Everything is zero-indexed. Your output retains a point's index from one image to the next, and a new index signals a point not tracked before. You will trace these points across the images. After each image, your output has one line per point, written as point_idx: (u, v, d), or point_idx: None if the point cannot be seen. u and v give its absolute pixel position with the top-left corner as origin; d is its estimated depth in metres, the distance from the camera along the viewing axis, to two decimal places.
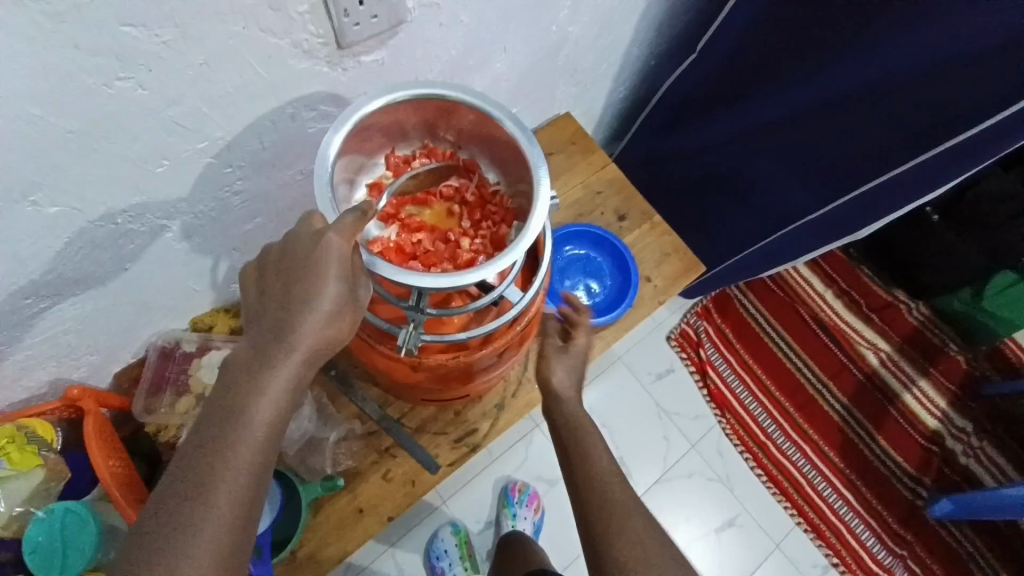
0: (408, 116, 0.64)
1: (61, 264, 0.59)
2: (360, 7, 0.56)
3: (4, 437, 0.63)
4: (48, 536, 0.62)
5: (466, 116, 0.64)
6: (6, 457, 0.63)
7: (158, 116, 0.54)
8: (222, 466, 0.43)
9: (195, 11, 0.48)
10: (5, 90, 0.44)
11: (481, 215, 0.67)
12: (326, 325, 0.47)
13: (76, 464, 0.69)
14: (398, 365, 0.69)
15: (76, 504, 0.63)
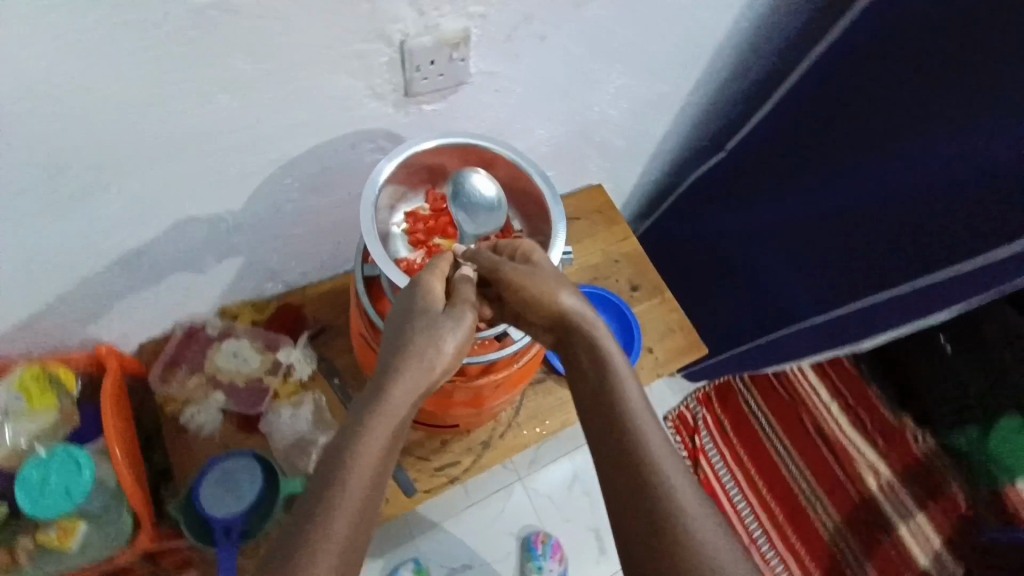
0: (451, 161, 0.71)
1: (125, 232, 0.67)
2: (430, 66, 0.65)
3: (31, 375, 0.70)
4: (43, 475, 0.64)
5: (503, 169, 0.71)
6: (29, 393, 0.70)
7: (241, 124, 0.62)
8: (359, 458, 0.44)
9: (293, 45, 0.57)
10: (125, 81, 0.53)
11: None
12: (440, 350, 0.52)
13: (86, 417, 0.74)
14: None
15: (78, 451, 0.65)
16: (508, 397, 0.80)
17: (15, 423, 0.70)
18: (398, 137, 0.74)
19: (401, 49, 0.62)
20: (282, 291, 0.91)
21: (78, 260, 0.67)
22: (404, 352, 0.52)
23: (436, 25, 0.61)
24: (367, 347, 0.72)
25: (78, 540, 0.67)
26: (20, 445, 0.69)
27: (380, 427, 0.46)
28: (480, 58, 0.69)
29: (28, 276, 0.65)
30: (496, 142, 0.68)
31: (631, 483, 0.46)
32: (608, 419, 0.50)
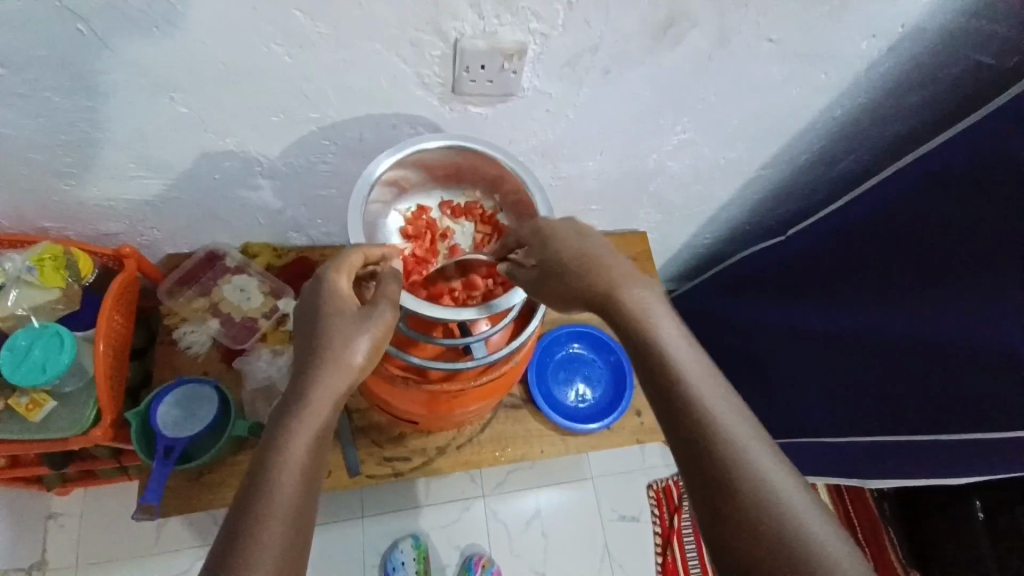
0: (468, 165, 0.70)
1: (169, 152, 0.71)
2: (481, 71, 0.65)
3: (50, 254, 0.76)
4: (30, 346, 0.72)
5: (513, 186, 0.69)
6: (41, 269, 0.76)
7: (293, 82, 0.65)
8: (279, 465, 0.49)
9: (355, 22, 0.58)
10: (193, 18, 0.56)
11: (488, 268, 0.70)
12: (355, 352, 0.56)
13: (86, 302, 0.82)
14: None
15: (64, 333, 0.73)
16: (474, 411, 0.77)
17: (22, 289, 0.77)
18: (439, 129, 0.75)
19: (455, 47, 0.62)
20: (303, 243, 0.95)
21: (122, 164, 0.72)
22: (315, 356, 0.55)
23: (494, 34, 0.62)
24: None
25: (42, 414, 0.75)
26: (22, 310, 0.77)
27: (303, 434, 0.51)
28: (535, 74, 0.68)
29: (75, 169, 0.71)
30: (511, 158, 0.66)
31: (722, 478, 0.45)
32: (662, 391, 0.48)
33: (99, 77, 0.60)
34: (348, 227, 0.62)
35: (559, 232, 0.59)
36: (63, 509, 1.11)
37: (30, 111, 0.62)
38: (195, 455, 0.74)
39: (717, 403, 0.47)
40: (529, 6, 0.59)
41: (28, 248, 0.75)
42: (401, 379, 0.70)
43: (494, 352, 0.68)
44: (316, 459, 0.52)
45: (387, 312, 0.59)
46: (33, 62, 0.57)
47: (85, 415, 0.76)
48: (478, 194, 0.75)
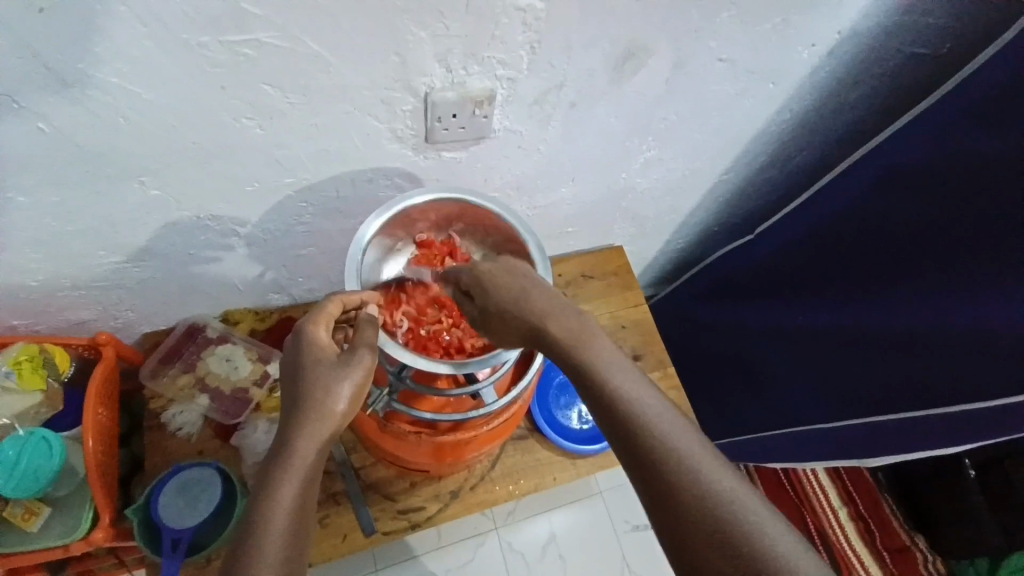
0: (453, 213, 0.71)
1: (142, 233, 0.69)
2: (452, 119, 0.66)
3: (26, 355, 0.73)
4: (16, 456, 0.70)
5: (500, 230, 0.70)
6: (19, 372, 0.73)
7: (267, 152, 0.64)
8: (262, 524, 0.48)
9: (323, 89, 0.59)
10: (156, 102, 0.55)
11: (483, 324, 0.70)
12: (336, 399, 0.55)
13: (70, 401, 0.78)
14: (368, 421, 0.71)
15: (53, 437, 0.71)
16: (485, 452, 0.77)
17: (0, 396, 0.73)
18: (416, 177, 0.75)
19: (425, 100, 0.63)
20: (286, 303, 0.93)
21: (89, 252, 0.69)
22: (298, 407, 0.54)
23: (462, 83, 0.63)
24: None
25: (41, 522, 0.72)
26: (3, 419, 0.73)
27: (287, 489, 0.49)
28: (505, 116, 0.70)
29: (42, 261, 0.68)
30: (495, 202, 0.67)
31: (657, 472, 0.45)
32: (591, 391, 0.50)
33: (62, 169, 0.58)
34: (347, 286, 0.63)
35: (496, 275, 0.58)
36: None
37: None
38: (201, 546, 0.71)
39: (688, 448, 0.46)
40: (495, 55, 0.61)
41: (11, 348, 0.73)
42: (411, 435, 0.70)
43: (502, 395, 0.69)
44: (302, 512, 0.50)
45: (365, 355, 0.58)
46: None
47: (82, 518, 0.73)
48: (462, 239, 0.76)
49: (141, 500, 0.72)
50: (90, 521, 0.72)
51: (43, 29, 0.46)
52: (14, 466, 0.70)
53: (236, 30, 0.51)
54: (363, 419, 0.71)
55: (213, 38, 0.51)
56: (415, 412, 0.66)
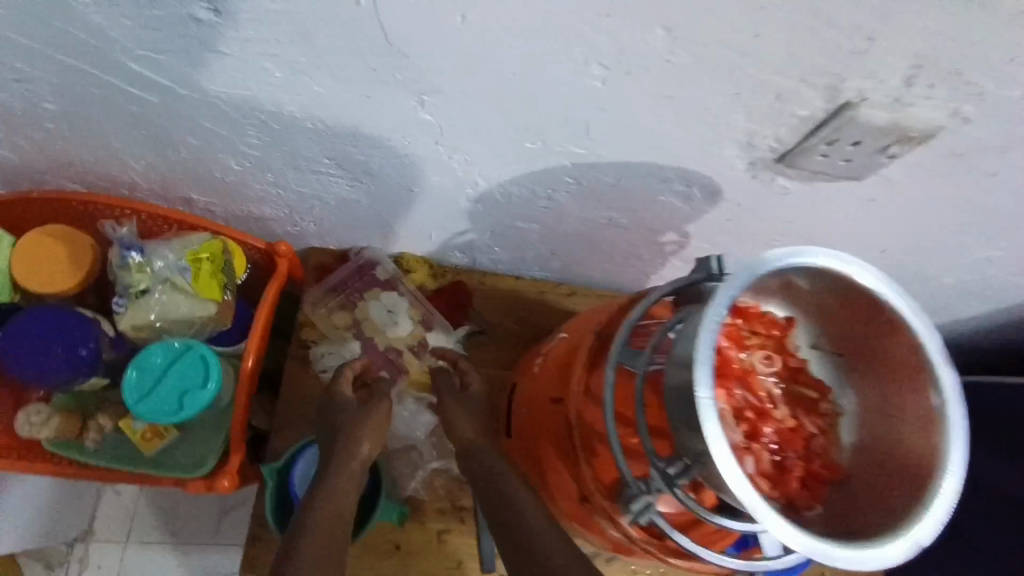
0: (838, 295, 0.42)
1: (372, 153, 0.52)
2: (848, 147, 0.45)
3: (206, 251, 0.57)
4: (162, 367, 0.53)
5: (861, 325, 0.43)
6: (195, 272, 0.57)
7: (580, 115, 0.45)
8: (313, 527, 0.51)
9: (731, 60, 0.38)
10: (497, 17, 0.36)
11: (785, 451, 0.42)
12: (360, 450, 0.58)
13: (237, 318, 0.61)
14: (568, 484, 0.54)
15: (210, 357, 0.54)
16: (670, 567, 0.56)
17: (166, 295, 0.57)
18: (717, 193, 0.55)
19: (838, 111, 0.42)
20: (461, 266, 0.79)
21: (313, 156, 0.53)
22: (343, 441, 0.58)
23: (905, 107, 0.41)
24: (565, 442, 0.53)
25: (161, 446, 0.58)
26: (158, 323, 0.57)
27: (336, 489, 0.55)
28: (905, 164, 0.47)
29: (252, 149, 0.53)
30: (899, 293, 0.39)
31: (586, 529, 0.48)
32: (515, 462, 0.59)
33: (323, 56, 0.40)
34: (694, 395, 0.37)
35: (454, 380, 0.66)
36: None
37: (163, 39, 0.40)
38: None
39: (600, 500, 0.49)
40: (983, 82, 0.39)
41: (182, 240, 0.57)
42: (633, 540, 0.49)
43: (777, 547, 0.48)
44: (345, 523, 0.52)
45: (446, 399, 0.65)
46: (246, 10, 0.36)
47: (209, 454, 0.57)
48: (796, 313, 0.46)
49: (281, 461, 0.63)
50: (216, 463, 0.57)
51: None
52: (154, 379, 0.53)
53: None
54: (568, 470, 0.53)
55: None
56: (678, 538, 0.45)
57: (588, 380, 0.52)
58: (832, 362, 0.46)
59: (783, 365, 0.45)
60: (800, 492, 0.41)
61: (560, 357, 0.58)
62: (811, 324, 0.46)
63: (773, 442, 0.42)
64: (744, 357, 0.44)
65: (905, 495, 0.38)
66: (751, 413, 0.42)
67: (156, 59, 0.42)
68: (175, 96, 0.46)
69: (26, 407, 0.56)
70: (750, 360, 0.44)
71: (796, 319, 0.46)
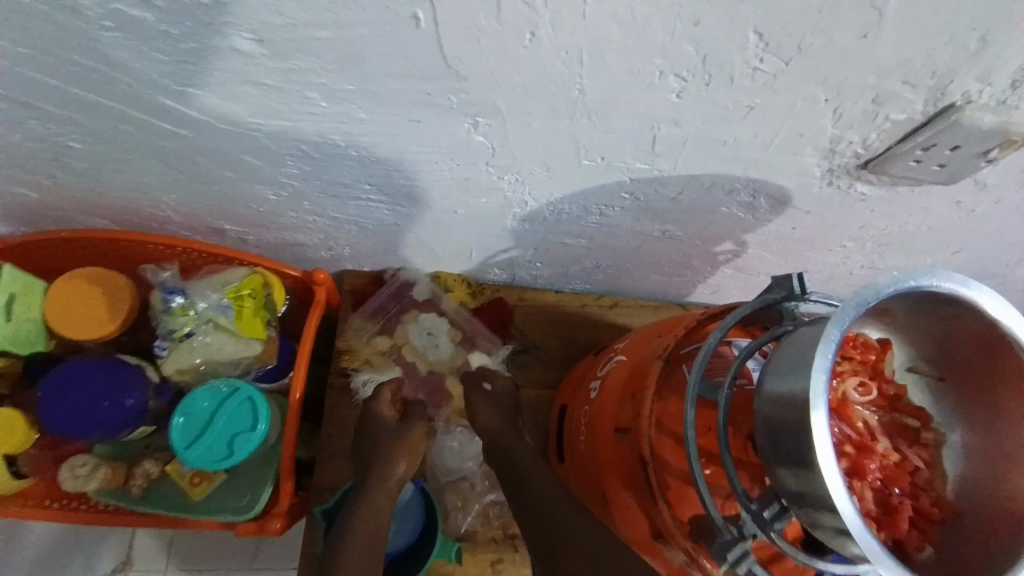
0: (943, 317, 0.38)
1: (417, 177, 0.49)
2: (945, 151, 0.41)
3: (247, 287, 0.55)
4: (210, 412, 0.51)
5: (966, 349, 0.39)
6: (237, 310, 0.55)
7: (647, 129, 0.41)
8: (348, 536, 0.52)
9: (825, 64, 0.34)
10: (569, 31, 0.32)
11: (892, 489, 0.38)
12: (397, 471, 0.58)
13: (281, 352, 0.59)
14: (636, 521, 0.50)
15: (260, 398, 0.51)
16: None
17: (209, 335, 0.55)
18: (785, 203, 0.51)
19: (939, 113, 0.38)
20: (500, 283, 0.75)
21: (353, 183, 0.50)
22: (381, 464, 0.58)
23: (1008, 109, 0.38)
24: (635, 474, 0.49)
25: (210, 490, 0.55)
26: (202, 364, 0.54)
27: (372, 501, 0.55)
28: (1002, 166, 0.43)
29: (289, 180, 0.50)
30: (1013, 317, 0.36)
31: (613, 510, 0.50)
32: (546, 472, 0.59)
33: (372, 81, 0.37)
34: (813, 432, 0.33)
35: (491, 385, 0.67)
36: None
37: (199, 71, 0.37)
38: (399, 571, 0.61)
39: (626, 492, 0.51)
40: None
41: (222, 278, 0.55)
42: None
43: None
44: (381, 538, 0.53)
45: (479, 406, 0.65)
46: (291, 38, 0.33)
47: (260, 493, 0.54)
48: (889, 336, 0.42)
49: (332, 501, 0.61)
50: (266, 505, 0.54)
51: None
52: (202, 424, 0.51)
53: None
54: (639, 505, 0.49)
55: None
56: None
57: (657, 410, 0.49)
58: (931, 387, 0.42)
59: (881, 393, 0.41)
60: (910, 533, 0.38)
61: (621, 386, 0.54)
62: (905, 346, 0.42)
63: (878, 480, 0.38)
64: (839, 386, 0.40)
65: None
66: (853, 447, 0.38)
67: (192, 94, 0.39)
68: (210, 129, 0.43)
69: (71, 459, 0.53)
70: (846, 389, 0.40)
71: (894, 341, 0.42)
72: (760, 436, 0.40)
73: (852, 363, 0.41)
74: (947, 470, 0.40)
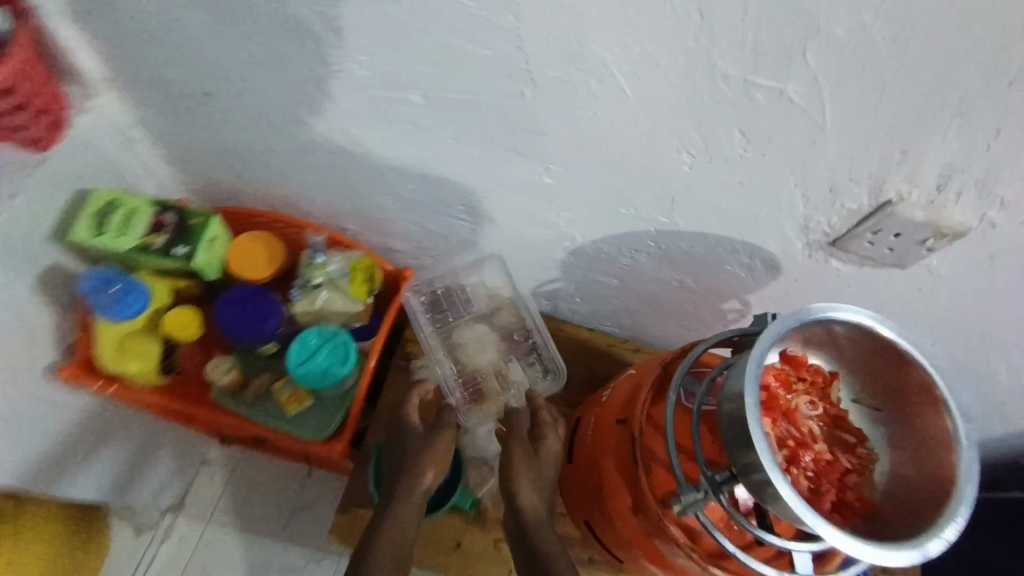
0: (872, 353, 0.51)
1: (498, 205, 0.67)
2: (890, 237, 0.55)
3: (361, 263, 0.75)
4: (317, 347, 0.68)
5: (889, 382, 0.52)
6: (351, 278, 0.74)
7: (667, 190, 0.58)
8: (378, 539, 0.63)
9: (790, 159, 0.51)
10: (617, 115, 0.50)
11: (824, 479, 0.49)
12: (425, 479, 0.67)
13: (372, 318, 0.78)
14: (622, 497, 0.62)
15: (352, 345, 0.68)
16: None
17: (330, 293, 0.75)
18: (777, 268, 0.65)
19: (880, 207, 0.52)
20: (543, 312, 0.91)
21: (451, 204, 0.69)
22: (408, 476, 0.67)
23: (940, 208, 0.50)
24: (626, 456, 0.61)
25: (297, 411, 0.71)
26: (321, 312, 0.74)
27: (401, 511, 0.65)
28: (946, 258, 0.56)
29: (408, 195, 0.69)
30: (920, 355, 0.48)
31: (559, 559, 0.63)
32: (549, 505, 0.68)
33: (485, 130, 0.56)
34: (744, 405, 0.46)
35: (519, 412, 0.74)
36: (217, 461, 1.08)
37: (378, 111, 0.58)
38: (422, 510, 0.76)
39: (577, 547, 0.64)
40: (1009, 197, 0.48)
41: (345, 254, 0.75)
42: (677, 545, 0.56)
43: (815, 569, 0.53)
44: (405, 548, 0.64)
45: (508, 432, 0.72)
46: (442, 98, 0.53)
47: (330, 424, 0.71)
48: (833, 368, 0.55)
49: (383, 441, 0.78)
50: (336, 431, 0.70)
51: (604, 5, 0.41)
52: (309, 354, 0.68)
53: (775, 72, 0.43)
54: (626, 480, 0.61)
55: (742, 74, 0.44)
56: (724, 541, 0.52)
57: (650, 409, 0.61)
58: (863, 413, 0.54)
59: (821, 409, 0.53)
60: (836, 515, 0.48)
61: (625, 389, 0.67)
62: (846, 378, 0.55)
63: (813, 470, 0.49)
64: (790, 395, 0.52)
65: (922, 523, 0.46)
66: (795, 441, 0.50)
67: (369, 125, 0.59)
68: (369, 149, 0.63)
69: (216, 358, 0.70)
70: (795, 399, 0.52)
71: (839, 373, 0.54)
72: (723, 423, 0.52)
73: (804, 382, 0.53)
74: (869, 476, 0.51)
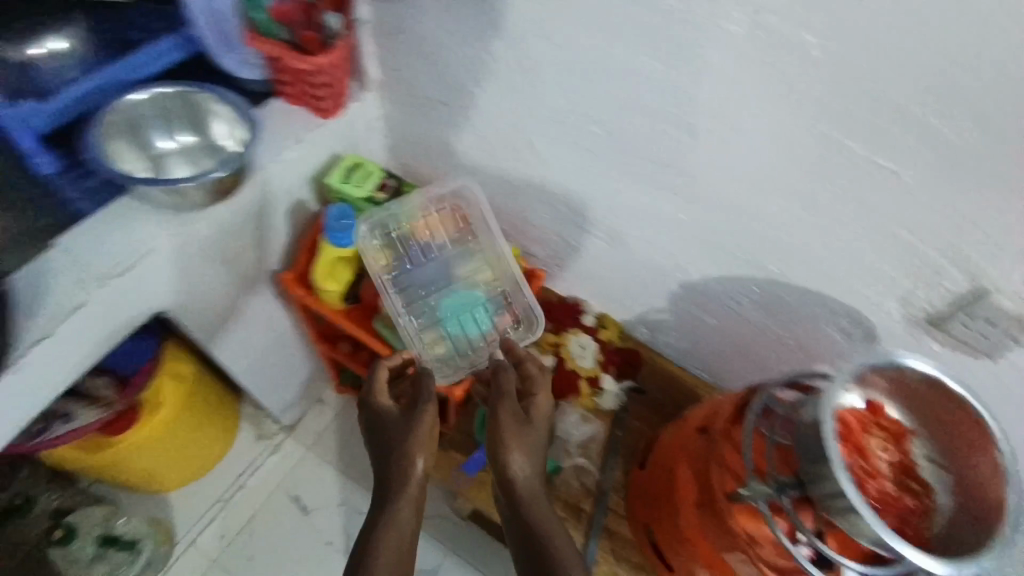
0: (950, 415, 0.59)
1: (633, 231, 0.82)
2: (987, 322, 0.61)
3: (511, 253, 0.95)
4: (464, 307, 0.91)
5: (961, 444, 0.59)
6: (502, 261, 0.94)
7: (783, 242, 0.69)
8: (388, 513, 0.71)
9: (898, 234, 0.60)
10: (755, 170, 0.64)
11: (887, 510, 0.57)
12: (415, 467, 0.74)
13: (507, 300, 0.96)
14: (688, 494, 0.69)
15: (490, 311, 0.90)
16: None
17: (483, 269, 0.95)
18: (873, 337, 0.73)
19: (979, 292, 0.60)
20: (641, 340, 1.02)
21: (594, 222, 0.85)
22: (398, 455, 0.75)
23: None
24: (701, 458, 0.69)
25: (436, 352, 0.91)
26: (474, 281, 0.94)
27: (400, 497, 0.72)
28: None
29: (562, 208, 0.86)
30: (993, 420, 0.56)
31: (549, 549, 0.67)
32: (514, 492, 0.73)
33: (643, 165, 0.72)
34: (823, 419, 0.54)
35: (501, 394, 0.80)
36: (330, 400, 1.28)
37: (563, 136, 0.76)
38: None
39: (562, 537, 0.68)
40: None
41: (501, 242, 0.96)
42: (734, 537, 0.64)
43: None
44: (414, 529, 0.71)
45: (507, 420, 0.77)
46: (618, 134, 0.70)
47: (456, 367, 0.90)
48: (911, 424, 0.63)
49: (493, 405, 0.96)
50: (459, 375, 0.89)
51: (766, 85, 0.56)
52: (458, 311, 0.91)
53: (895, 156, 0.54)
54: (698, 478, 0.69)
55: (867, 155, 0.56)
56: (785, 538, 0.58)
57: (731, 429, 0.67)
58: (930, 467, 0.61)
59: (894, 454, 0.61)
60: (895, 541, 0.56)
61: (708, 403, 0.75)
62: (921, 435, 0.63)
63: (880, 500, 0.57)
64: (868, 433, 0.60)
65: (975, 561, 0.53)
66: (868, 471, 0.58)
67: (552, 146, 0.78)
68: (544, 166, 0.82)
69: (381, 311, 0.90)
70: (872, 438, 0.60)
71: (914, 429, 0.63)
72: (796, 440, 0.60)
73: (884, 428, 0.61)
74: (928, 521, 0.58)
